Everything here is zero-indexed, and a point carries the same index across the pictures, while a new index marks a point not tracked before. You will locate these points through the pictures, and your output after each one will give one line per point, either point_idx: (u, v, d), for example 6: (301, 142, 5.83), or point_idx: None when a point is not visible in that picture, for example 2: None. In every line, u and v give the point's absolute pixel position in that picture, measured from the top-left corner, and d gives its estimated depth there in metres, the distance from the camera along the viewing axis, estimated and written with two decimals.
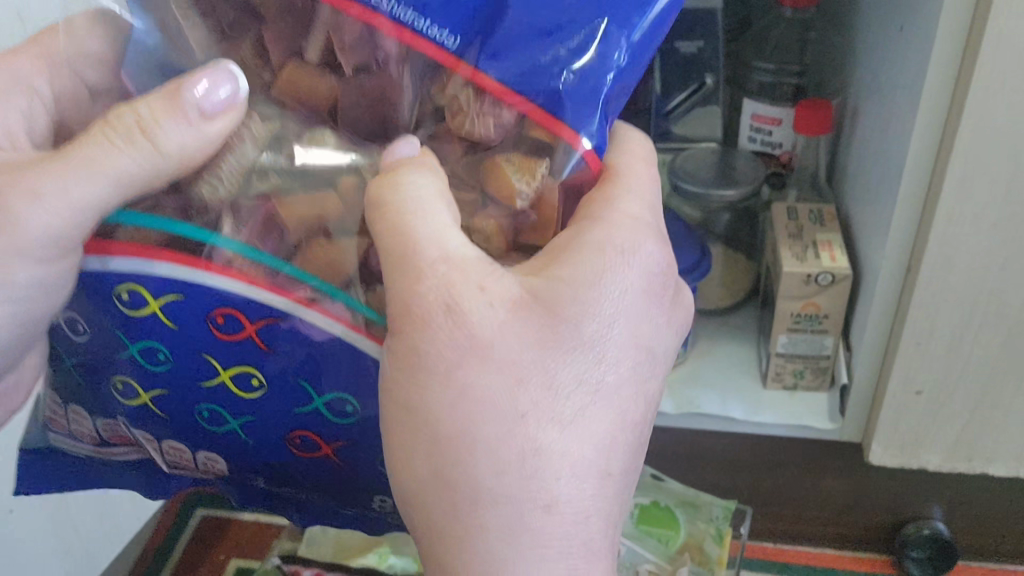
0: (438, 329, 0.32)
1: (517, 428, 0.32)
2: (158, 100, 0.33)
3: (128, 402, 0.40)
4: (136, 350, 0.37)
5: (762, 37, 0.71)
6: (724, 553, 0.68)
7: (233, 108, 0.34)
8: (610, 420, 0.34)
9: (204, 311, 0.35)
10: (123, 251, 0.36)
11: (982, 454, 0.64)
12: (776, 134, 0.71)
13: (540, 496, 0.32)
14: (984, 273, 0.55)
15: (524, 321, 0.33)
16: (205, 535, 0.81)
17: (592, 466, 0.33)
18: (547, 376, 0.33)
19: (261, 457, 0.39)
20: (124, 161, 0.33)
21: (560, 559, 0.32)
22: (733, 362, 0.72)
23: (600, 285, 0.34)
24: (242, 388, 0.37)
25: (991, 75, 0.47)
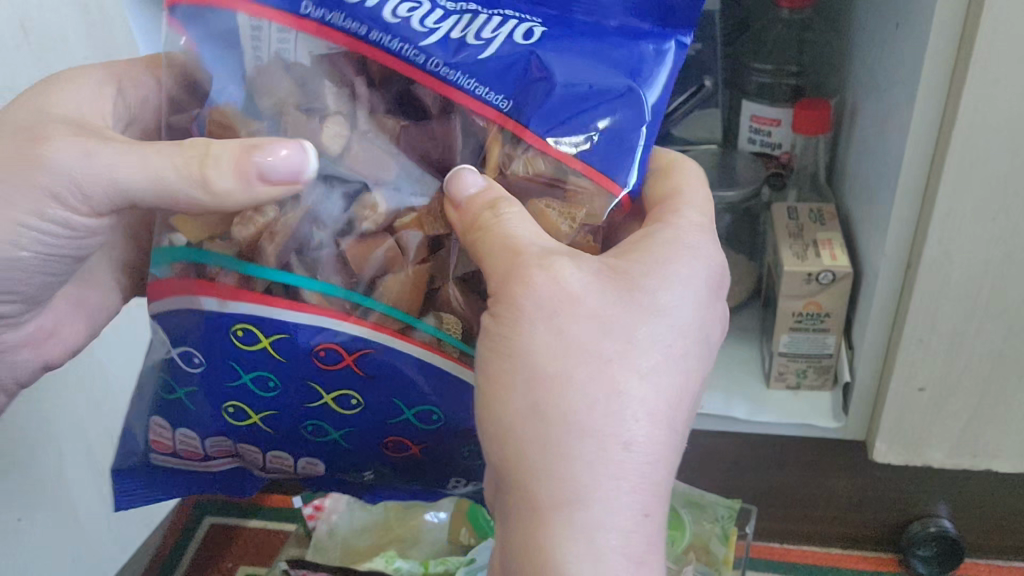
0: (541, 292, 0.34)
1: (602, 371, 0.34)
2: (232, 151, 0.35)
3: (236, 425, 0.40)
4: (246, 380, 0.38)
5: (761, 38, 0.72)
6: (731, 552, 0.68)
7: (296, 184, 0.36)
8: (677, 380, 0.35)
9: (311, 346, 0.37)
10: (230, 294, 0.37)
11: (986, 450, 0.64)
12: (776, 134, 0.72)
13: (619, 433, 0.33)
14: (984, 269, 0.55)
15: (605, 284, 0.35)
16: (216, 542, 0.82)
17: (663, 415, 0.35)
18: (627, 334, 0.34)
19: (354, 460, 0.41)
20: (171, 174, 0.36)
21: (628, 493, 0.34)
22: (735, 363, 0.72)
23: (671, 264, 0.37)
24: (344, 407, 0.38)
25: (986, 70, 0.48)
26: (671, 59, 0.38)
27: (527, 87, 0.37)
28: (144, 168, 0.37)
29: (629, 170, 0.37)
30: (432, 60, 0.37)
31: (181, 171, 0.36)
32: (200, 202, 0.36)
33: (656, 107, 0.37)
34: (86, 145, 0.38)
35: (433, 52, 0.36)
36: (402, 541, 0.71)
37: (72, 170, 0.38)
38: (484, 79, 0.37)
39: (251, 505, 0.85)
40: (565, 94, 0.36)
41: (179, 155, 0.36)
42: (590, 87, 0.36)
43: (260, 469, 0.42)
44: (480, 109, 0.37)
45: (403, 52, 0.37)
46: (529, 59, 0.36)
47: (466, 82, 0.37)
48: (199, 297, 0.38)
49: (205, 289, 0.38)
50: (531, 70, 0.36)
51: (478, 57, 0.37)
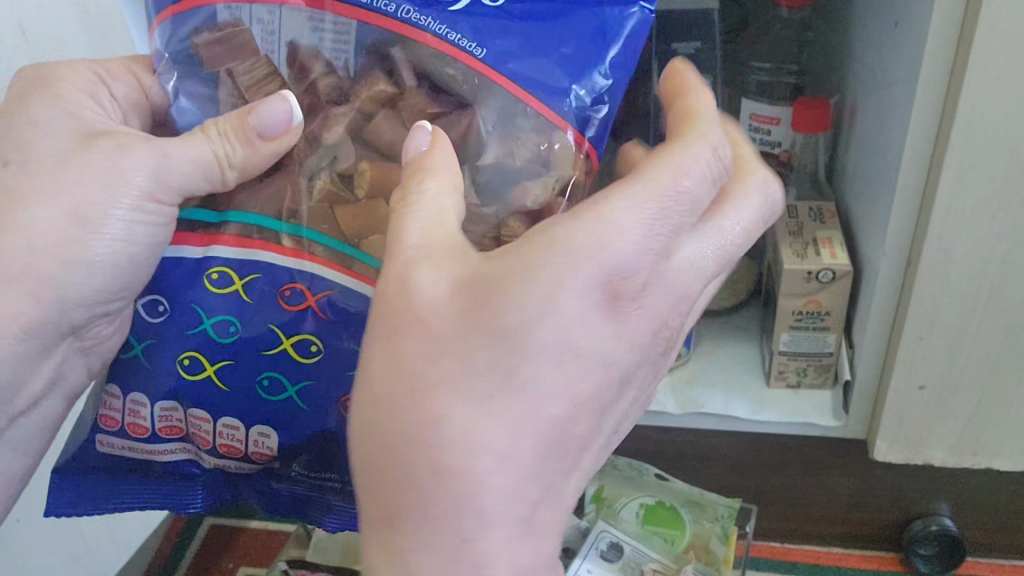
0: (399, 299, 0.33)
1: (430, 393, 0.31)
2: (231, 119, 0.41)
3: (190, 378, 0.42)
4: (210, 325, 0.41)
5: (760, 37, 0.72)
6: (731, 553, 0.68)
7: (290, 130, 0.41)
8: (541, 405, 0.32)
9: (278, 286, 0.41)
10: (207, 241, 0.42)
11: (987, 449, 0.64)
12: (775, 133, 0.71)
13: (436, 457, 0.31)
14: (983, 266, 0.55)
15: (457, 297, 0.32)
16: (216, 543, 0.82)
17: (500, 445, 0.31)
18: (491, 342, 0.31)
19: (304, 431, 0.42)
20: (202, 155, 0.41)
21: (446, 517, 0.31)
22: (736, 362, 0.72)
23: (539, 275, 0.31)
24: (303, 354, 0.41)
25: (985, 67, 0.47)
26: (631, 23, 0.41)
27: (493, 41, 0.40)
28: (180, 154, 0.41)
29: (585, 117, 0.40)
30: (405, 10, 0.40)
31: (208, 153, 0.41)
32: (226, 176, 0.42)
33: (614, 65, 0.41)
34: (157, 146, 0.42)
35: (407, 5, 0.40)
36: None
37: (156, 168, 0.42)
38: (455, 28, 0.40)
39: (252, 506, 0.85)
40: (525, 48, 0.40)
41: (200, 141, 0.41)
42: (551, 45, 0.40)
43: (209, 452, 0.44)
44: (451, 52, 0.40)
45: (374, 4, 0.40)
46: (494, 15, 0.40)
47: (437, 28, 0.40)
48: (179, 248, 0.43)
49: (186, 240, 0.43)
50: (497, 26, 0.40)
51: (449, 10, 0.40)
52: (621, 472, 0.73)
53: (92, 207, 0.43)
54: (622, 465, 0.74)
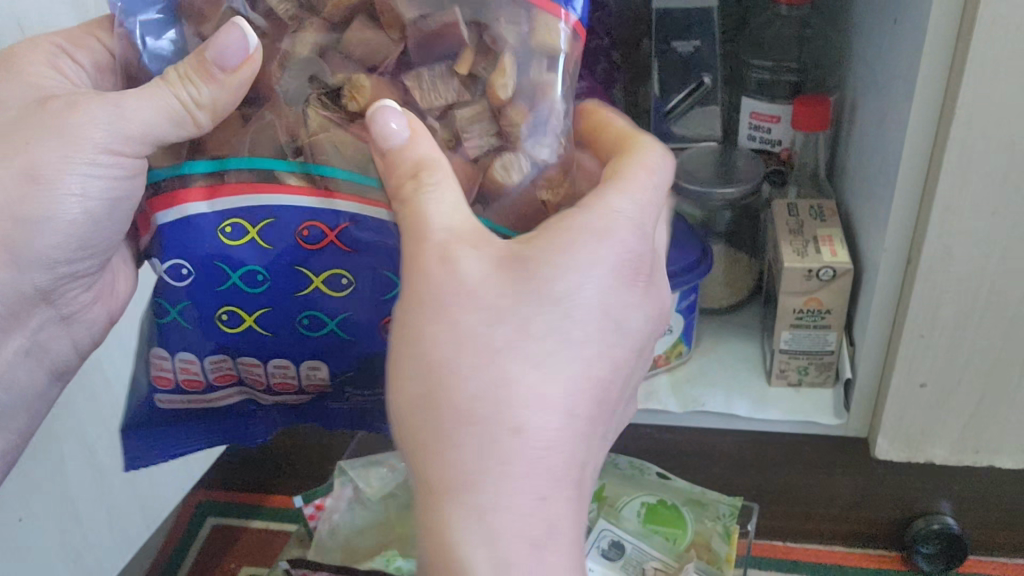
0: (436, 282, 0.36)
1: (490, 362, 0.35)
2: (190, 61, 0.41)
3: (232, 331, 0.45)
4: (237, 278, 0.43)
5: (761, 34, 0.72)
6: (733, 551, 0.68)
7: (249, 56, 0.41)
8: (580, 365, 0.36)
9: (296, 225, 0.42)
10: (211, 194, 0.42)
11: (989, 446, 0.64)
12: (775, 131, 0.71)
13: (510, 419, 0.34)
14: (983, 263, 0.55)
15: (503, 275, 0.36)
16: (218, 543, 0.82)
17: (560, 403, 0.35)
18: (517, 324, 0.36)
19: (352, 355, 0.46)
20: (167, 102, 0.41)
21: (524, 480, 0.34)
22: (737, 361, 0.72)
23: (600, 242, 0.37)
24: (334, 288, 0.44)
25: (983, 63, 0.47)
26: None
27: None
28: (139, 108, 0.41)
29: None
30: None
31: (175, 99, 0.41)
32: (197, 118, 0.41)
33: None
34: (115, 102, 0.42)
35: None
36: (404, 539, 0.71)
37: (110, 121, 0.42)
38: None
39: (255, 506, 0.85)
40: None
41: (165, 88, 0.41)
42: None
43: (265, 391, 0.48)
44: None
45: None
46: None
47: None
48: (182, 207, 0.42)
49: (178, 199, 0.42)
50: None
51: None
52: (622, 472, 0.73)
53: (46, 164, 0.43)
54: (622, 464, 0.73)
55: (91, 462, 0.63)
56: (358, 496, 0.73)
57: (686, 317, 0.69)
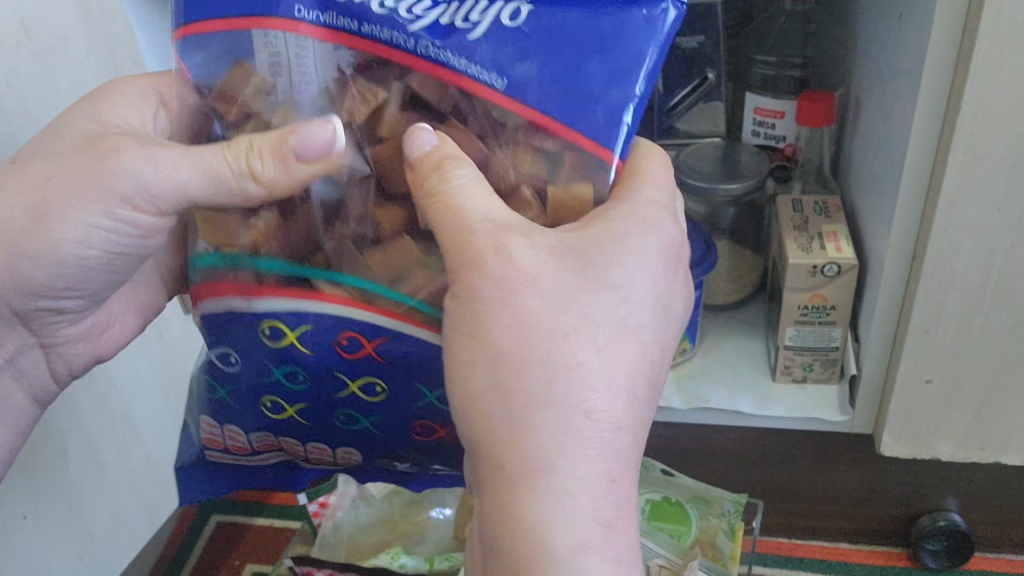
0: (495, 275, 0.35)
1: (559, 346, 0.35)
2: (267, 139, 0.38)
3: (275, 416, 0.45)
4: (278, 374, 0.43)
5: (764, 29, 0.72)
6: (737, 548, 0.68)
7: (329, 155, 0.39)
8: (637, 351, 0.37)
9: (335, 335, 0.41)
10: (256, 293, 0.42)
11: (996, 442, 0.64)
12: (779, 127, 0.71)
13: (579, 403, 0.35)
14: (990, 259, 0.54)
15: (564, 266, 0.36)
16: (222, 541, 0.82)
17: (621, 384, 0.36)
18: (585, 310, 0.36)
19: (386, 446, 0.45)
20: (225, 170, 0.39)
21: (594, 461, 0.35)
22: (742, 357, 0.72)
23: (645, 234, 0.38)
24: (370, 394, 0.42)
25: (990, 56, 0.47)
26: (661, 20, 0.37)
27: (480, 51, 0.37)
28: (192, 173, 0.40)
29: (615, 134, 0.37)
30: (383, 31, 0.38)
31: (235, 168, 0.39)
32: (247, 189, 0.39)
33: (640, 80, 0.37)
34: (156, 152, 0.41)
35: (388, 26, 0.38)
36: (407, 536, 0.72)
37: (148, 176, 0.41)
38: (435, 42, 0.38)
39: (259, 505, 0.85)
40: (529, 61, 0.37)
41: (228, 155, 0.39)
42: (557, 52, 0.37)
43: (303, 460, 0.47)
44: (433, 70, 0.38)
45: (352, 27, 0.39)
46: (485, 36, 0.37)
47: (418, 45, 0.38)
48: (226, 300, 0.43)
49: (228, 294, 0.42)
50: (483, 38, 0.37)
51: (416, 27, 0.38)
52: None
53: (53, 202, 0.42)
54: None
55: (94, 461, 0.63)
56: (362, 493, 0.73)
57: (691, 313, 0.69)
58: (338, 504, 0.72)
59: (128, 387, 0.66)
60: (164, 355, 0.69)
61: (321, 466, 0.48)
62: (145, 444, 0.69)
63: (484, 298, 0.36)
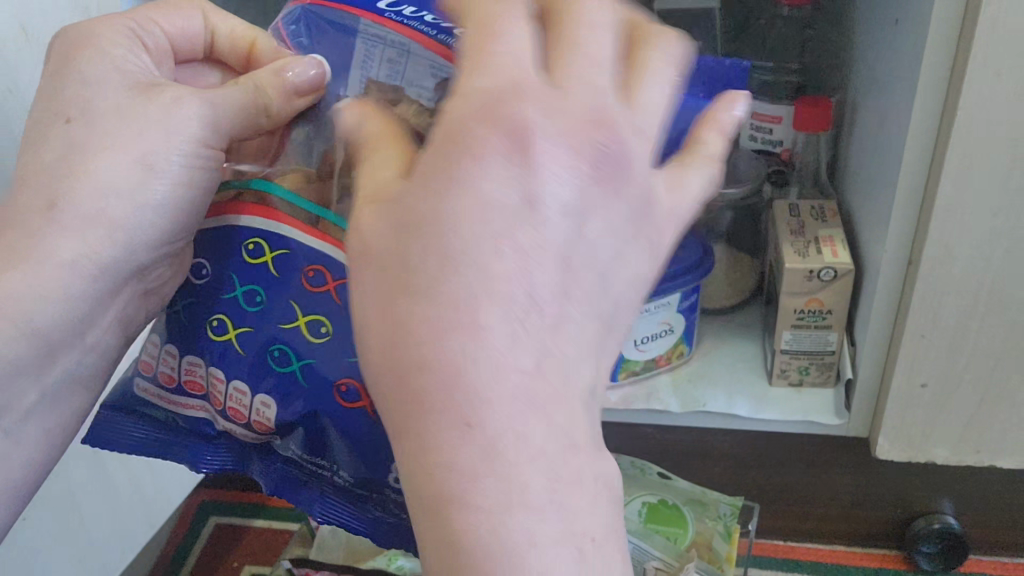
0: (365, 228, 0.31)
1: (420, 285, 0.29)
2: (268, 73, 0.43)
3: (215, 338, 0.44)
4: (239, 292, 0.44)
5: (761, 35, 0.72)
6: (734, 550, 0.68)
7: (321, 85, 0.44)
8: (525, 288, 0.29)
9: (304, 265, 0.42)
10: (243, 209, 0.44)
11: (990, 446, 0.64)
12: (776, 132, 0.71)
13: (452, 344, 0.28)
14: (985, 262, 0.55)
15: (402, 206, 0.30)
16: (218, 543, 0.83)
17: (505, 328, 0.28)
18: (442, 234, 0.29)
19: (299, 406, 0.43)
20: (246, 108, 0.43)
21: (473, 433, 0.28)
22: (738, 361, 0.72)
23: (493, 131, 0.29)
24: (314, 333, 0.42)
25: (985, 64, 0.47)
26: None
27: None
28: (229, 105, 0.43)
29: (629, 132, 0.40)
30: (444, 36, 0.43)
31: (255, 105, 0.44)
32: (261, 124, 0.44)
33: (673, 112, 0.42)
34: (201, 96, 0.43)
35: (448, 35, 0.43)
36: None
37: (207, 117, 0.43)
38: None
39: (260, 505, 0.86)
40: None
41: (246, 94, 0.43)
42: None
43: (219, 413, 0.45)
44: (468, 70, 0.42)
45: (421, 28, 0.44)
46: None
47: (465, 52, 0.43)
48: (233, 221, 0.44)
49: (223, 211, 0.45)
50: None
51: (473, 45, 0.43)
52: (624, 472, 0.73)
53: (156, 149, 0.43)
54: (624, 464, 0.73)
55: (93, 463, 0.63)
56: None
57: (688, 318, 0.69)
58: None
59: None
60: None
61: (234, 433, 0.46)
62: None
63: (373, 259, 0.30)
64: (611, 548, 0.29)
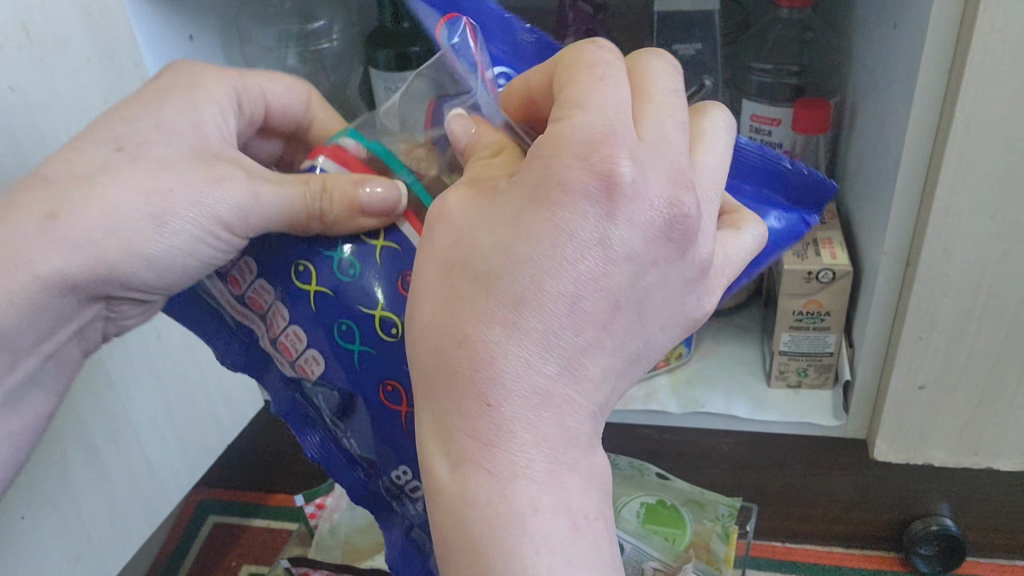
0: (477, 237, 0.33)
1: (504, 308, 0.32)
2: (343, 183, 0.41)
3: (296, 285, 0.43)
4: (337, 257, 0.43)
5: (761, 37, 0.73)
6: (732, 551, 0.68)
7: (390, 212, 0.42)
8: (594, 329, 0.32)
9: (407, 268, 0.42)
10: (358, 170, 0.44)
11: (987, 449, 0.64)
12: (775, 134, 0.70)
13: (518, 355, 0.32)
14: (983, 267, 0.55)
15: (529, 229, 0.31)
16: (220, 541, 0.85)
17: (565, 351, 0.32)
18: (535, 268, 0.31)
19: (344, 381, 0.42)
20: (296, 207, 0.42)
21: (529, 430, 0.32)
22: (737, 362, 0.73)
23: (627, 210, 0.31)
24: (385, 331, 0.41)
25: (981, 68, 0.48)
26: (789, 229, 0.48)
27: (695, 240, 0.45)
28: (272, 199, 0.42)
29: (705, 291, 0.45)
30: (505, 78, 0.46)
31: (308, 207, 0.42)
32: (309, 225, 0.42)
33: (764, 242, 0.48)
34: (252, 185, 0.43)
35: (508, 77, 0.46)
36: None
37: (239, 206, 0.42)
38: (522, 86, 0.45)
39: (256, 505, 0.88)
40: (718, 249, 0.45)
41: (305, 190, 0.42)
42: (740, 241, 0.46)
43: (270, 339, 0.45)
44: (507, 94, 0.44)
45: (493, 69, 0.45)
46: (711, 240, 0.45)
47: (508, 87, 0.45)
48: (320, 159, 0.45)
49: (345, 162, 0.45)
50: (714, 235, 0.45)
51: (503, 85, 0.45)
52: (622, 472, 0.73)
53: (174, 210, 0.43)
54: (622, 465, 0.73)
55: (91, 461, 0.63)
56: None
57: None
58: (333, 505, 0.72)
59: (127, 391, 0.66)
60: (163, 357, 0.69)
61: (279, 363, 0.45)
62: (143, 445, 0.69)
63: (464, 266, 0.33)
64: (604, 525, 0.33)
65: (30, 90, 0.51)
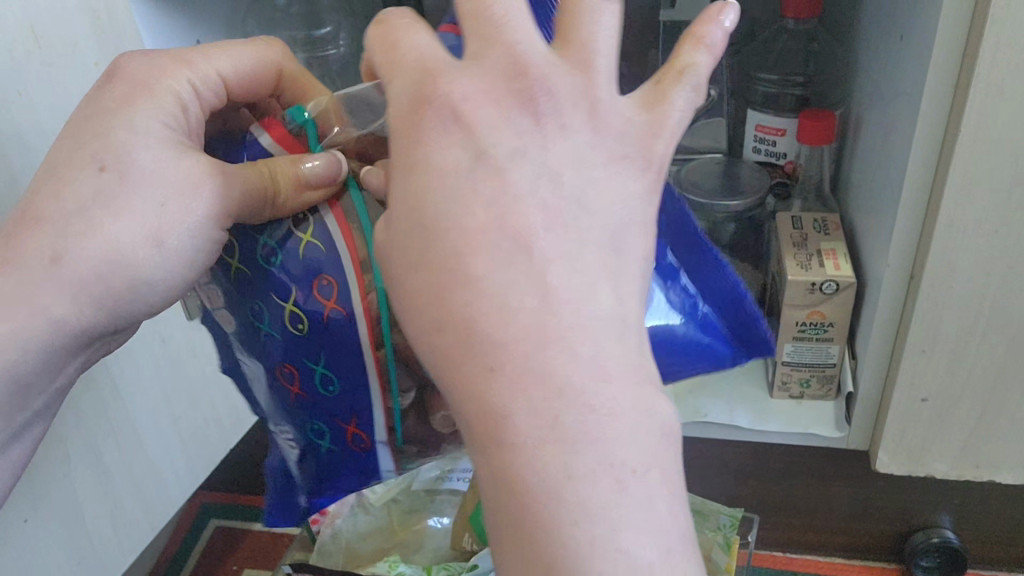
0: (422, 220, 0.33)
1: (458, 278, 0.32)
2: (286, 163, 0.42)
3: (224, 255, 0.46)
4: (261, 238, 0.44)
5: (765, 48, 0.73)
6: (734, 561, 0.68)
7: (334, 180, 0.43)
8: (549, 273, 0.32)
9: (320, 273, 0.42)
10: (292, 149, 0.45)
11: (990, 462, 0.64)
12: (779, 144, 0.72)
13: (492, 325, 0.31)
14: (986, 281, 0.55)
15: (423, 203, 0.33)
16: (220, 546, 0.85)
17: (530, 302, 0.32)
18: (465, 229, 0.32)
19: (256, 349, 0.46)
20: (248, 192, 0.42)
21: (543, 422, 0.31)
22: (738, 372, 0.73)
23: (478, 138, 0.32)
24: (292, 324, 0.43)
25: (987, 82, 0.48)
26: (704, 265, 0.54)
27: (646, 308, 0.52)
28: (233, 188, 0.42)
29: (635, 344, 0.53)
30: None
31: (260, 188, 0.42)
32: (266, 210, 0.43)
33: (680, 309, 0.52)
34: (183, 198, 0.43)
35: None
36: (405, 544, 0.72)
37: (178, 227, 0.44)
38: None
39: (257, 510, 0.88)
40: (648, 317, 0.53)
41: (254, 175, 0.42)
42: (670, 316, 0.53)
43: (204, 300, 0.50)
44: None
45: None
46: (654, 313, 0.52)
47: None
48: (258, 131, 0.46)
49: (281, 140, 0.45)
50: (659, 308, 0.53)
51: None
52: None
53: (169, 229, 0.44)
54: None
55: (94, 464, 0.64)
56: (361, 501, 0.73)
57: None
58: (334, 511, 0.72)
59: (130, 393, 0.66)
60: (166, 359, 0.69)
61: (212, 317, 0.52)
62: (145, 448, 0.69)
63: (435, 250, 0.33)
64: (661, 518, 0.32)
65: (38, 95, 0.51)
